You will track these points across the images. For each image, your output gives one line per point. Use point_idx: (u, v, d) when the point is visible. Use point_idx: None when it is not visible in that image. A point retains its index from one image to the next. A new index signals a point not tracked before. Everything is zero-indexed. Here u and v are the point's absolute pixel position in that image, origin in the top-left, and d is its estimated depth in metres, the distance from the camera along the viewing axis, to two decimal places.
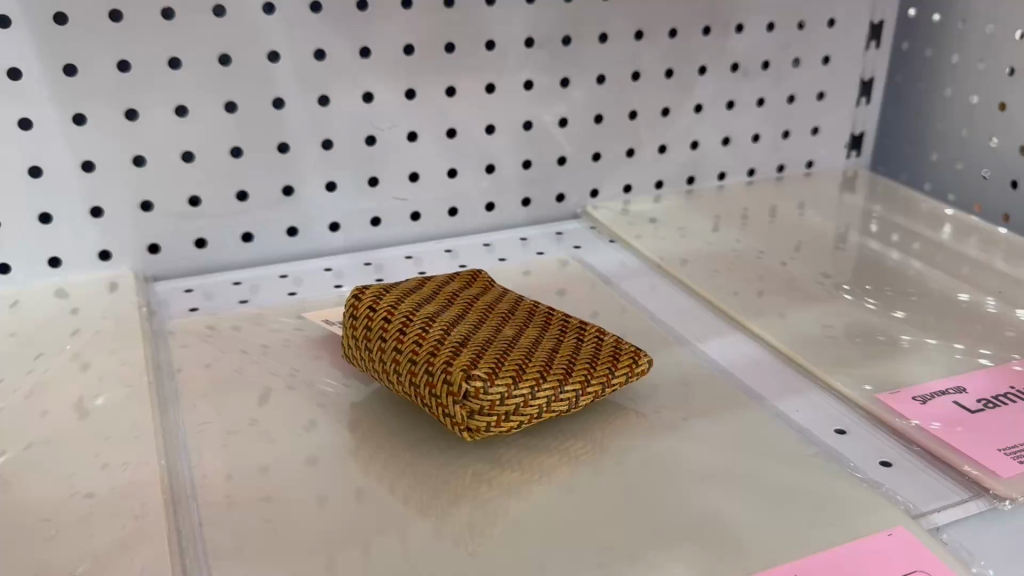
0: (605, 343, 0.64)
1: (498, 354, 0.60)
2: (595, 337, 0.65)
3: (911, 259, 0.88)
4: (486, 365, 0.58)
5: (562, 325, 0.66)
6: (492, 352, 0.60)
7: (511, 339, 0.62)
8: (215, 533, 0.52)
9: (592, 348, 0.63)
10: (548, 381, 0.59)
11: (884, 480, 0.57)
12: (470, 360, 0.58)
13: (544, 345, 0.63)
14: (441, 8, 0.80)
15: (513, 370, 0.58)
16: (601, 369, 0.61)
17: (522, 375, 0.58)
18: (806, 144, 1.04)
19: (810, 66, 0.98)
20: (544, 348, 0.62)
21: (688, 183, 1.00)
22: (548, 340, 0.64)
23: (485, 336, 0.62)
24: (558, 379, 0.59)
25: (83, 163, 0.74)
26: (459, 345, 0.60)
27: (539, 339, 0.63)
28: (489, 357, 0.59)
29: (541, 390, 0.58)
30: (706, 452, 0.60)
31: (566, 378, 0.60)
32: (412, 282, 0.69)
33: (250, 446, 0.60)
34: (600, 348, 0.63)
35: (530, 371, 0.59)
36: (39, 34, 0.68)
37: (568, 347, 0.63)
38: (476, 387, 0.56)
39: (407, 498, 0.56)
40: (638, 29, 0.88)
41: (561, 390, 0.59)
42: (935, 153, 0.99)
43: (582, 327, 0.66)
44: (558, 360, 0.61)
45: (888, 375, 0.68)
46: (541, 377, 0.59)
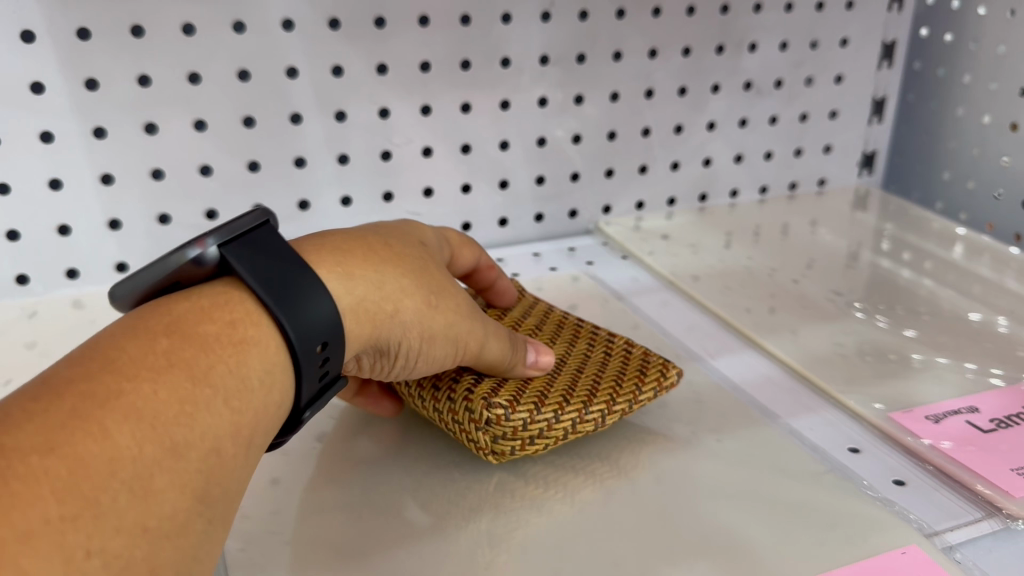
0: (634, 357, 0.65)
1: (522, 379, 0.60)
2: (625, 351, 0.65)
3: (923, 278, 0.88)
4: (507, 392, 0.57)
5: (587, 346, 0.66)
6: (516, 378, 0.59)
7: (536, 362, 0.62)
8: (230, 542, 0.53)
9: (619, 365, 0.64)
10: (574, 403, 0.58)
11: (897, 498, 0.58)
12: (493, 387, 0.58)
13: (570, 367, 0.62)
14: (458, 25, 0.80)
15: (537, 395, 0.58)
16: (628, 387, 0.61)
17: (547, 400, 0.58)
18: (818, 162, 1.04)
19: (823, 85, 0.99)
20: (571, 371, 0.62)
21: (701, 201, 1.01)
22: (574, 362, 0.63)
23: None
24: (583, 401, 0.59)
25: (101, 175, 0.75)
26: (482, 371, 0.60)
27: (564, 362, 0.63)
28: (512, 383, 0.59)
29: (568, 414, 0.58)
30: (718, 468, 0.61)
31: (592, 399, 0.59)
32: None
33: (267, 458, 0.62)
34: (629, 363, 0.64)
35: (555, 394, 0.59)
36: (62, 48, 0.69)
37: (593, 368, 0.63)
38: (501, 414, 0.56)
39: (422, 510, 0.56)
40: (652, 48, 0.89)
41: (588, 412, 0.59)
42: (947, 172, 0.99)
43: (608, 347, 0.66)
44: (584, 380, 0.61)
45: (901, 394, 0.69)
46: (567, 401, 0.58)
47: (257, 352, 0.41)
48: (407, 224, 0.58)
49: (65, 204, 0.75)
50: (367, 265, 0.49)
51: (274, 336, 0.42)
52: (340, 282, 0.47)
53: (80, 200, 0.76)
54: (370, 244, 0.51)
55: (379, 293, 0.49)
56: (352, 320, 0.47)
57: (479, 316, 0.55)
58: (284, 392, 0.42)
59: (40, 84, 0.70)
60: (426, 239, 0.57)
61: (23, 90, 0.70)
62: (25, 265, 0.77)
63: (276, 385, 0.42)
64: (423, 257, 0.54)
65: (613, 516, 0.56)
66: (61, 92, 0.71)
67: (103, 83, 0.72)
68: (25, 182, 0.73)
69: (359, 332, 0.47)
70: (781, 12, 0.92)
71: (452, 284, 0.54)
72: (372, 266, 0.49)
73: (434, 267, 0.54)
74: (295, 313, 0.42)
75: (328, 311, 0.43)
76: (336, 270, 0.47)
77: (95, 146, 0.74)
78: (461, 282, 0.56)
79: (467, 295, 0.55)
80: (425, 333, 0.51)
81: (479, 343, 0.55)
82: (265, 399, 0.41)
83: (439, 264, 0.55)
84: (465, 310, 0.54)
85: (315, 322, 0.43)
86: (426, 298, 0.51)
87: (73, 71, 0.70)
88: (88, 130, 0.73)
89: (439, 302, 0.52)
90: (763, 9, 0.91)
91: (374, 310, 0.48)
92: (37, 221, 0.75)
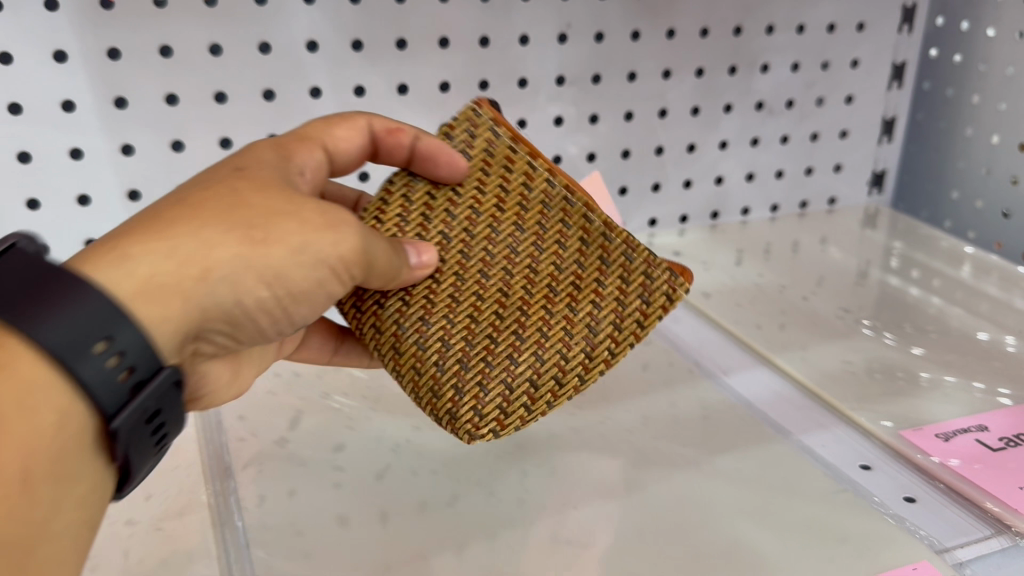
0: (635, 271, 0.51)
1: (497, 335, 0.51)
2: (625, 256, 0.51)
3: (931, 296, 0.89)
4: (492, 383, 0.51)
5: (580, 258, 0.51)
6: (490, 334, 0.51)
7: (512, 288, 0.51)
8: (260, 551, 0.55)
9: (618, 284, 0.51)
10: (557, 375, 0.51)
11: (908, 514, 0.59)
12: (461, 363, 0.51)
13: (554, 292, 0.51)
14: (476, 47, 0.82)
15: (511, 371, 0.51)
16: (624, 324, 0.51)
17: (525, 377, 0.51)
18: (829, 180, 1.06)
19: (834, 105, 1.01)
20: (557, 301, 0.51)
21: (712, 218, 1.03)
22: (560, 282, 0.51)
23: (484, 292, 0.52)
24: (568, 364, 0.51)
25: (129, 192, 0.77)
26: (450, 319, 0.52)
27: (549, 284, 0.51)
28: (484, 351, 0.51)
29: (550, 384, 0.51)
30: (731, 484, 0.62)
31: (579, 357, 0.51)
32: (387, 202, 0.54)
33: (292, 469, 0.63)
34: (628, 282, 0.51)
35: (535, 364, 0.51)
36: (93, 69, 0.71)
37: (583, 288, 0.51)
38: (469, 420, 0.50)
39: (447, 524, 0.58)
40: (666, 68, 0.90)
41: (575, 377, 0.51)
42: (955, 191, 0.99)
43: (603, 260, 0.51)
44: (579, 328, 0.51)
45: (910, 412, 0.70)
46: (547, 369, 0.51)
47: (34, 395, 0.38)
48: (236, 156, 0.50)
49: (93, 220, 0.77)
50: (154, 233, 0.43)
51: (47, 368, 0.39)
52: (109, 275, 0.41)
53: (108, 216, 0.78)
54: (178, 202, 0.45)
55: (173, 260, 0.43)
56: (144, 302, 0.42)
57: (327, 232, 0.46)
58: (83, 414, 0.40)
59: (71, 103, 0.72)
60: (260, 163, 0.49)
61: (55, 109, 0.72)
62: None
63: (67, 414, 0.39)
64: (235, 189, 0.46)
65: (630, 532, 0.58)
66: (91, 111, 0.73)
67: (132, 102, 0.74)
68: (55, 197, 0.75)
69: (163, 308, 0.42)
70: (793, 34, 0.94)
71: (280, 206, 0.46)
72: (160, 236, 0.43)
73: (248, 196, 0.46)
74: (53, 335, 0.38)
75: (103, 308, 0.39)
76: (104, 261, 0.41)
77: (124, 163, 0.76)
78: (298, 198, 0.47)
79: (301, 214, 0.46)
80: (270, 277, 0.46)
81: (345, 264, 0.47)
82: (61, 434, 0.39)
83: (261, 188, 0.47)
84: (304, 234, 0.46)
85: (87, 331, 0.39)
86: (238, 239, 0.44)
87: (103, 91, 0.72)
88: (117, 148, 0.75)
89: (260, 236, 0.45)
90: (775, 31, 0.93)
91: (177, 277, 0.43)
92: (66, 236, 0.77)
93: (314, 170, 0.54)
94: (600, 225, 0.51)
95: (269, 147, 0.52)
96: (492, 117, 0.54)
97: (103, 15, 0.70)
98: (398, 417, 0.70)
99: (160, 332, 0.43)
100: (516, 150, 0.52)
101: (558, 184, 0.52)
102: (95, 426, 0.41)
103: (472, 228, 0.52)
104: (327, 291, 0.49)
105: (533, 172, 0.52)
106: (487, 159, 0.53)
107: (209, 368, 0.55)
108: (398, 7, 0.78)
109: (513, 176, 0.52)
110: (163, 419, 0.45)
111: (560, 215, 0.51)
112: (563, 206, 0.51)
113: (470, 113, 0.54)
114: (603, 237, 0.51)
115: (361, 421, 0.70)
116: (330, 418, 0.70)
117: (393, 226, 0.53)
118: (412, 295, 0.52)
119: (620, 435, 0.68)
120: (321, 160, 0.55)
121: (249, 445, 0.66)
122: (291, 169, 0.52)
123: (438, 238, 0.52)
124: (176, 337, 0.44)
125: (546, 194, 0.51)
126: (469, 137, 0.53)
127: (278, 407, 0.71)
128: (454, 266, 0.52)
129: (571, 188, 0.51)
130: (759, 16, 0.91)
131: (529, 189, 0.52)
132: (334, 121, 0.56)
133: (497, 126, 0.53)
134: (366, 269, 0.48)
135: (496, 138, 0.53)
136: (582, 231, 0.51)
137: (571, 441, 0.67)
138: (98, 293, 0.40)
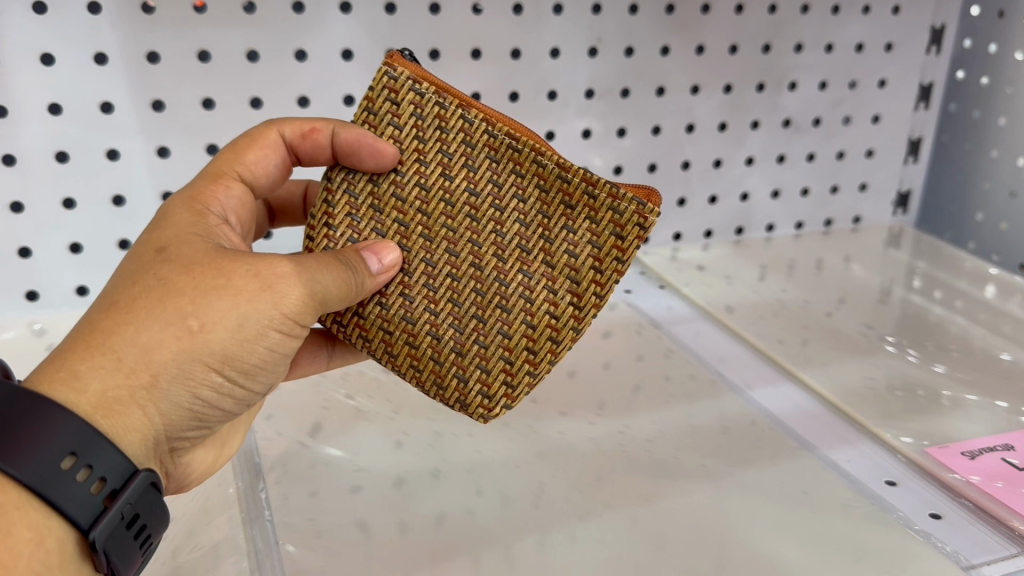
0: (599, 207, 0.48)
1: (481, 312, 0.50)
2: (585, 195, 0.48)
3: (954, 315, 0.90)
4: (494, 360, 0.50)
5: (543, 207, 0.49)
6: (474, 313, 0.50)
7: (482, 259, 0.50)
8: (293, 548, 0.56)
9: (588, 224, 0.48)
10: (551, 336, 0.50)
11: (935, 531, 0.60)
12: (456, 350, 0.50)
13: (526, 252, 0.49)
14: (508, 59, 0.83)
15: (505, 346, 0.50)
16: (604, 263, 0.48)
17: (520, 347, 0.50)
18: (853, 199, 1.07)
19: (860, 124, 1.01)
20: (532, 260, 0.49)
21: (737, 234, 1.04)
22: (528, 238, 0.49)
23: (455, 270, 0.50)
24: (560, 321, 0.49)
25: (162, 194, 0.78)
26: (431, 308, 0.51)
27: (518, 245, 0.49)
28: (473, 333, 0.50)
29: (546, 345, 0.50)
30: (754, 501, 0.62)
31: (569, 310, 0.49)
32: (332, 204, 0.51)
33: (320, 469, 0.64)
34: (596, 219, 0.48)
35: (526, 333, 0.50)
36: (133, 71, 0.72)
37: (554, 238, 0.49)
38: (481, 404, 0.51)
39: (476, 529, 0.59)
40: (694, 84, 0.91)
41: (570, 331, 0.50)
42: (980, 212, 0.99)
43: (567, 202, 0.49)
44: (561, 283, 0.49)
45: (935, 429, 0.70)
46: (540, 334, 0.50)
47: (7, 515, 0.40)
48: (156, 229, 0.49)
49: (126, 221, 0.79)
50: (97, 348, 0.43)
51: (19, 493, 0.40)
52: (60, 395, 0.42)
53: (140, 216, 0.79)
54: (109, 305, 0.45)
55: (121, 371, 0.44)
56: (99, 417, 0.43)
57: (261, 299, 0.46)
58: (59, 528, 0.42)
59: (110, 105, 0.73)
60: (180, 235, 0.48)
61: (94, 111, 0.73)
62: (86, 277, 0.80)
63: (43, 529, 0.41)
64: (161, 277, 0.45)
65: (658, 543, 0.58)
66: (128, 113, 0.74)
67: (169, 105, 0.75)
68: (90, 197, 0.76)
69: (124, 414, 0.44)
70: (822, 52, 0.94)
71: (210, 282, 0.46)
72: (101, 348, 0.43)
73: (175, 281, 0.45)
74: (22, 462, 0.40)
75: (69, 429, 0.41)
76: (54, 379, 0.43)
77: (160, 164, 0.77)
78: (224, 265, 0.46)
79: (232, 287, 0.46)
80: (219, 357, 0.46)
81: (289, 316, 0.47)
82: (39, 550, 0.41)
83: (187, 268, 0.46)
84: (239, 310, 0.46)
85: (51, 452, 0.41)
86: (176, 335, 0.45)
87: (142, 94, 0.73)
88: (153, 150, 0.76)
89: (196, 324, 0.45)
90: (804, 49, 0.93)
91: (129, 385, 0.44)
92: (100, 235, 0.78)
93: (239, 204, 0.55)
94: (552, 168, 0.48)
95: (184, 205, 0.52)
96: (411, 76, 0.50)
97: (145, 20, 0.71)
98: (425, 421, 0.71)
99: (127, 440, 0.45)
100: (445, 107, 0.50)
101: (494, 137, 0.49)
102: (76, 538, 0.43)
103: (426, 203, 0.50)
104: (283, 348, 0.50)
105: (470, 128, 0.49)
106: (418, 136, 0.50)
107: (195, 456, 0.56)
108: (433, 18, 0.79)
109: (451, 137, 0.50)
110: (145, 522, 0.46)
111: (511, 166, 0.49)
112: (510, 156, 0.49)
113: (384, 78, 0.50)
114: (560, 179, 0.48)
115: (387, 423, 0.70)
116: (356, 420, 0.70)
117: (349, 231, 0.51)
118: (389, 296, 0.51)
119: (641, 446, 0.68)
120: (243, 191, 0.55)
121: (275, 445, 0.67)
122: (212, 227, 0.51)
123: (395, 228, 0.50)
124: (146, 436, 0.46)
125: (490, 149, 0.49)
126: (393, 106, 0.50)
127: (303, 408, 0.72)
128: (419, 257, 0.50)
129: (510, 137, 0.49)
130: (788, 34, 0.92)
131: (471, 149, 0.49)
132: (243, 145, 0.56)
133: (418, 85, 0.50)
134: (313, 310, 0.48)
135: (423, 100, 0.50)
136: (537, 177, 0.49)
137: (593, 450, 0.68)
138: (60, 416, 0.41)
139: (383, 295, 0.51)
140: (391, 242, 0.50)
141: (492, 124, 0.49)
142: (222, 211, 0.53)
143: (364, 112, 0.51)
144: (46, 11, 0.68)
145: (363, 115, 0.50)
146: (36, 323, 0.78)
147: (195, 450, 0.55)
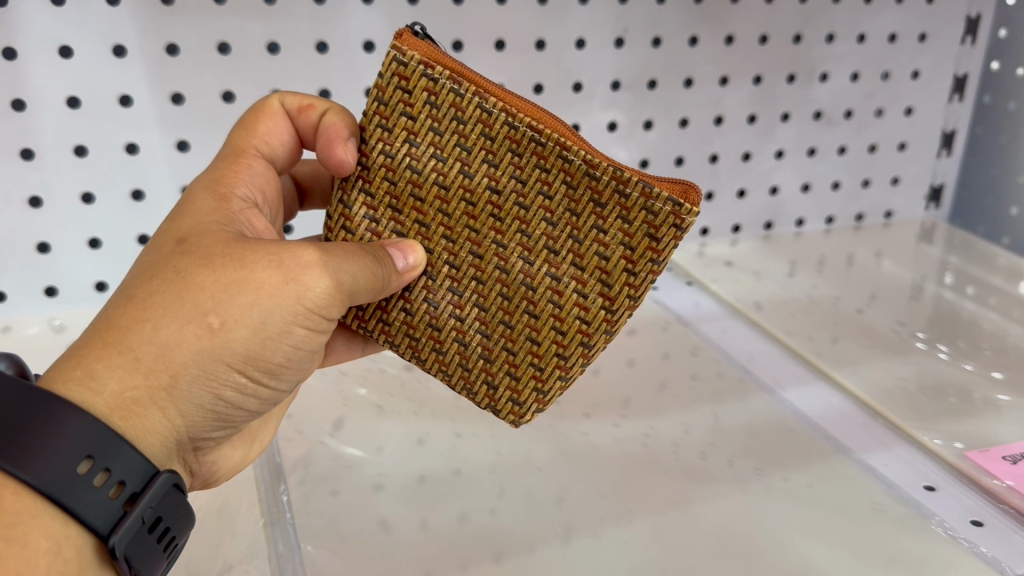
0: (631, 208, 0.45)
1: (508, 318, 0.49)
2: (616, 194, 0.45)
3: (988, 312, 0.87)
4: (524, 364, 0.50)
5: (571, 205, 0.46)
6: (501, 319, 0.49)
7: (508, 261, 0.48)
8: (316, 551, 0.55)
9: (620, 224, 0.45)
10: (582, 341, 0.48)
11: (975, 538, 0.58)
12: (484, 356, 0.50)
13: (554, 252, 0.47)
14: (533, 50, 0.81)
15: (533, 353, 0.49)
16: (637, 265, 0.46)
17: (550, 353, 0.49)
18: (885, 194, 1.05)
19: (893, 115, 0.99)
20: (560, 263, 0.47)
21: (766, 228, 1.02)
22: (557, 239, 0.47)
23: (479, 272, 0.49)
24: (590, 326, 0.48)
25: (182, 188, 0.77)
26: (456, 313, 0.50)
27: (545, 245, 0.47)
28: (501, 339, 0.50)
29: (577, 349, 0.49)
30: (786, 506, 0.60)
31: (600, 314, 0.48)
32: (349, 204, 0.50)
33: (340, 470, 0.63)
34: (629, 220, 0.45)
35: (555, 339, 0.49)
36: (151, 63, 0.71)
37: (584, 238, 0.46)
38: (512, 409, 0.51)
39: (501, 530, 0.57)
40: (723, 75, 0.89)
41: (602, 334, 0.48)
42: (1015, 206, 0.97)
43: (597, 200, 0.45)
44: (591, 288, 0.47)
45: (972, 432, 0.68)
46: (570, 340, 0.49)
47: (22, 523, 0.38)
48: (177, 218, 0.48)
49: (146, 215, 0.78)
50: (115, 346, 0.42)
51: (34, 501, 0.39)
52: (76, 395, 0.41)
53: (160, 210, 0.78)
54: (127, 300, 0.44)
55: (139, 372, 0.43)
56: (115, 418, 0.42)
57: (285, 291, 0.45)
58: (77, 535, 0.40)
59: (129, 98, 0.72)
60: (200, 225, 0.47)
61: (113, 105, 0.72)
62: (107, 273, 0.79)
63: (60, 538, 0.40)
64: (180, 270, 0.44)
65: (682, 548, 0.56)
66: (147, 106, 0.73)
67: (188, 98, 0.74)
68: (109, 192, 0.75)
69: (142, 415, 0.43)
70: (854, 43, 0.92)
71: (231, 276, 0.44)
72: (119, 346, 0.42)
73: (195, 275, 0.44)
74: (36, 468, 0.39)
75: (82, 431, 0.40)
76: (69, 378, 0.42)
77: (179, 158, 0.76)
78: (246, 256, 0.45)
79: (255, 280, 0.44)
80: (241, 356, 0.45)
81: (314, 310, 0.46)
82: (57, 559, 0.39)
83: (206, 261, 0.44)
84: (261, 306, 0.44)
85: (66, 456, 0.40)
86: (197, 332, 0.43)
87: (160, 88, 0.72)
88: (172, 143, 0.75)
89: (217, 321, 0.44)
90: (835, 40, 0.91)
91: (148, 385, 0.43)
92: (118, 230, 0.78)
93: (263, 182, 0.54)
94: (579, 165, 0.45)
95: (206, 190, 0.51)
96: (422, 59, 0.46)
97: (163, 11, 0.69)
98: (447, 420, 0.69)
99: (146, 442, 0.44)
100: (461, 94, 0.46)
101: (515, 130, 0.45)
102: (94, 545, 0.41)
103: (446, 202, 0.48)
104: (308, 345, 0.48)
105: (488, 118, 0.45)
106: (433, 127, 0.46)
107: (222, 454, 0.55)
108: (456, 8, 0.77)
109: (469, 129, 0.46)
110: (168, 525, 0.45)
111: (535, 160, 0.46)
112: (533, 150, 0.45)
113: (393, 65, 0.46)
114: (588, 177, 0.45)
115: (411, 421, 0.69)
116: (379, 418, 0.69)
117: (368, 232, 0.49)
118: (412, 301, 0.51)
119: (668, 448, 0.67)
120: (265, 168, 0.55)
121: (297, 445, 0.65)
122: (234, 213, 0.50)
123: (415, 228, 0.49)
124: (168, 438, 0.45)
125: (511, 142, 0.45)
126: (404, 94, 0.46)
127: (324, 407, 0.70)
128: (442, 259, 0.49)
129: (532, 130, 0.45)
130: (820, 23, 0.89)
131: (491, 141, 0.46)
132: (252, 120, 0.55)
133: (430, 70, 0.46)
134: (341, 302, 0.46)
135: (437, 87, 0.46)
136: (563, 173, 0.45)
137: (619, 451, 0.66)
138: (75, 417, 0.40)
139: (407, 300, 0.51)
140: (415, 242, 0.48)
141: (513, 114, 0.45)
142: (247, 192, 0.52)
143: (374, 101, 0.47)
144: (65, 4, 0.67)
145: (372, 105, 0.47)
146: (56, 320, 0.78)
147: (221, 450, 0.54)
